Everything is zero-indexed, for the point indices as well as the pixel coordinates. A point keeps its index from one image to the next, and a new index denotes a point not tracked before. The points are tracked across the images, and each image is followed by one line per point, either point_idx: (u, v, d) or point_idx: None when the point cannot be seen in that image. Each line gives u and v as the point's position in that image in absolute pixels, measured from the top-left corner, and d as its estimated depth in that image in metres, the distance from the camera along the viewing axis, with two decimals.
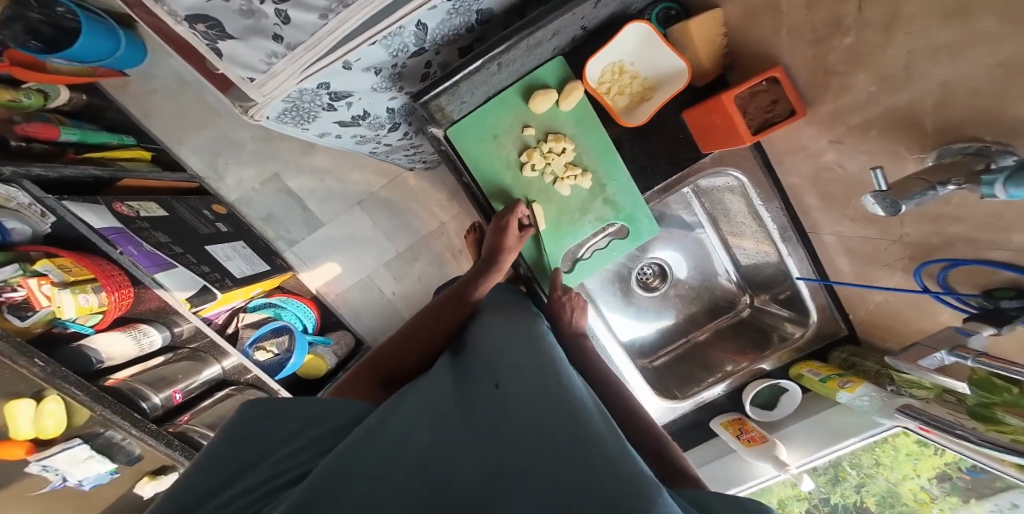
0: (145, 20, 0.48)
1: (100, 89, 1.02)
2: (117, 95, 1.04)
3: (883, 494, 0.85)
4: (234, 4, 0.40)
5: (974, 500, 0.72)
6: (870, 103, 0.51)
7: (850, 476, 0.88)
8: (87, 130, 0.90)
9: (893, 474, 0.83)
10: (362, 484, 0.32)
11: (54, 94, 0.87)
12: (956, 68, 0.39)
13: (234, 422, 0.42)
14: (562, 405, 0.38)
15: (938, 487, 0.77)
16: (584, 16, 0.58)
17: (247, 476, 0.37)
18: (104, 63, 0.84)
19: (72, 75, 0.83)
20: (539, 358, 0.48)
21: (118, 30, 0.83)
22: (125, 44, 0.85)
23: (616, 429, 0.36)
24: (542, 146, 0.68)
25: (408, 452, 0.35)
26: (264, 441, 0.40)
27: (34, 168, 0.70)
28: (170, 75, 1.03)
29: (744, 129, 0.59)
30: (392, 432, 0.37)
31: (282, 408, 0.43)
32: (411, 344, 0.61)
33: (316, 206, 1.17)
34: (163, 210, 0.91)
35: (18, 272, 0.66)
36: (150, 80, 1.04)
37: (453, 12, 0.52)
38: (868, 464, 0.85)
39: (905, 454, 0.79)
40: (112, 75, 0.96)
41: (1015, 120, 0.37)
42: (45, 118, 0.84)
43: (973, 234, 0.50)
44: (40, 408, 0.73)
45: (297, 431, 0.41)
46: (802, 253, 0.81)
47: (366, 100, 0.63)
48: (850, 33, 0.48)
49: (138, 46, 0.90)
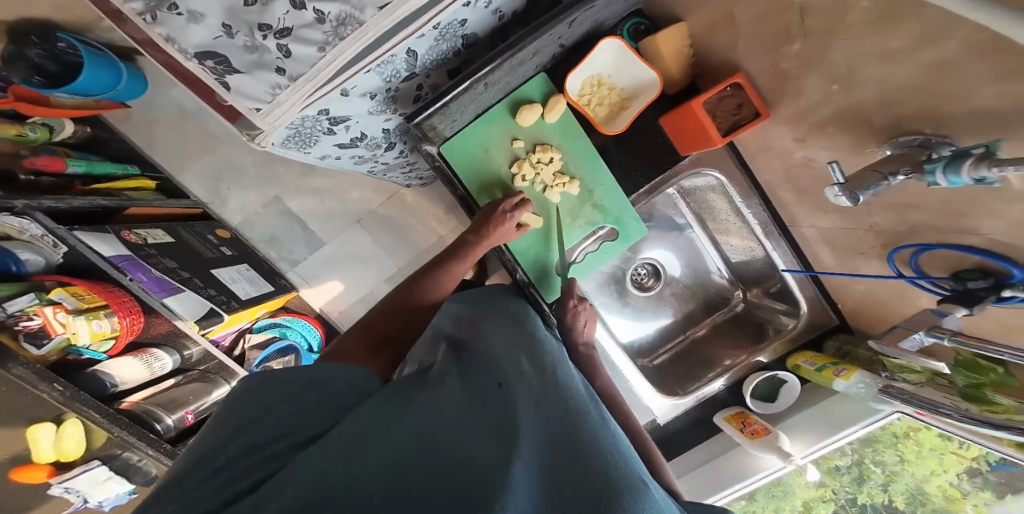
0: (158, 58, 0.52)
1: (104, 121, 1.06)
2: (121, 126, 1.08)
3: (913, 492, 0.83)
4: (240, 41, 0.45)
5: (1009, 496, 0.67)
6: (824, 103, 0.55)
7: (875, 474, 0.87)
8: (93, 161, 0.94)
9: (920, 471, 0.80)
10: (368, 462, 0.34)
11: (59, 128, 0.90)
12: (889, 68, 0.43)
13: (229, 394, 0.42)
14: (557, 411, 0.41)
15: (969, 482, 0.73)
16: (561, 36, 0.63)
17: (241, 439, 0.37)
18: (106, 97, 0.89)
19: (74, 108, 0.87)
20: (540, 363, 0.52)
21: (119, 63, 0.87)
22: (126, 77, 0.90)
23: (609, 439, 0.40)
24: (531, 157, 0.72)
25: (414, 439, 0.37)
26: (258, 408, 0.40)
27: (45, 200, 0.74)
28: (174, 106, 1.09)
29: (715, 131, 0.63)
30: (398, 420, 0.39)
31: (276, 378, 0.42)
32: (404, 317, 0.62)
33: (316, 226, 1.21)
34: (170, 236, 0.94)
35: (34, 302, 0.70)
36: (152, 111, 1.09)
37: (440, 39, 0.56)
38: (893, 461, 0.84)
39: (930, 449, 0.78)
40: (115, 107, 0.99)
41: (948, 113, 0.41)
42: (52, 151, 0.88)
43: (933, 220, 0.53)
44: (61, 431, 0.76)
45: (290, 398, 0.41)
46: (786, 246, 0.85)
47: (363, 123, 0.67)
48: (797, 41, 0.52)
49: (137, 77, 0.94)
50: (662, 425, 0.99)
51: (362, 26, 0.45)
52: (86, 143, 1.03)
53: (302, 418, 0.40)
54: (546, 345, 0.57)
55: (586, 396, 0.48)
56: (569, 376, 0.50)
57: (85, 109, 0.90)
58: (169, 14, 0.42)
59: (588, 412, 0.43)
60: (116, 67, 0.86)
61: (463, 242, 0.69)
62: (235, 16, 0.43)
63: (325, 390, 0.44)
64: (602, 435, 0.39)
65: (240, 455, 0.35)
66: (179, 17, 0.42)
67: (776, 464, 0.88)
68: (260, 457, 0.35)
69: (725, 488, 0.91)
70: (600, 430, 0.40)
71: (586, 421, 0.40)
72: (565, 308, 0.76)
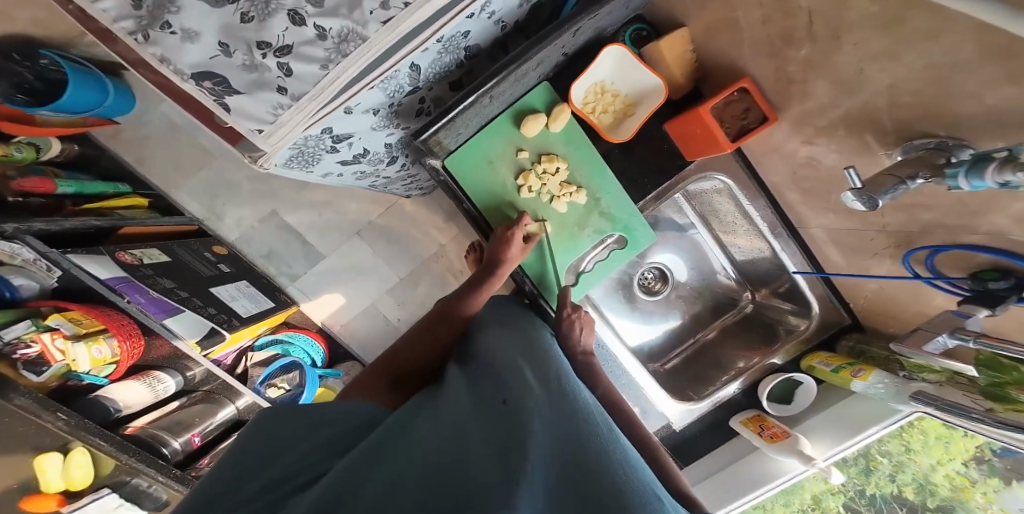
0: (151, 79, 0.51)
1: (93, 139, 1.04)
2: (110, 143, 1.05)
3: (921, 481, 0.82)
4: (238, 60, 0.44)
5: (1016, 482, 0.68)
6: (833, 106, 0.54)
7: (882, 464, 0.86)
8: (83, 181, 0.93)
9: (927, 461, 0.80)
10: (369, 496, 0.32)
11: (44, 147, 0.89)
12: (899, 70, 0.43)
13: (250, 428, 0.43)
14: (568, 441, 0.40)
15: (976, 470, 0.73)
16: (564, 45, 0.62)
17: (262, 476, 0.37)
18: (94, 113, 0.86)
19: (62, 126, 0.85)
20: (544, 378, 0.51)
21: (105, 79, 0.85)
22: (113, 92, 0.88)
23: (617, 454, 0.39)
24: (536, 168, 0.71)
25: (417, 464, 0.36)
26: (277, 446, 0.40)
27: (36, 223, 0.71)
28: (162, 120, 1.05)
29: (724, 137, 0.62)
30: (404, 446, 0.38)
31: (293, 414, 0.43)
32: (423, 347, 0.64)
33: (316, 240, 1.20)
34: (166, 255, 0.91)
35: (30, 328, 0.69)
36: (142, 126, 1.05)
37: (443, 51, 0.55)
38: (898, 451, 0.83)
39: (935, 438, 0.78)
40: (103, 124, 0.97)
41: (962, 114, 0.40)
42: (40, 171, 0.86)
43: (946, 220, 0.52)
44: (69, 460, 0.75)
45: (307, 433, 0.41)
46: (795, 247, 0.84)
47: (366, 138, 0.66)
48: (803, 45, 0.52)
49: (126, 93, 0.92)
50: (678, 430, 0.97)
51: (365, 42, 0.44)
52: (74, 162, 1.01)
53: (314, 450, 0.39)
54: (562, 369, 0.55)
55: (597, 415, 0.46)
56: (582, 400, 0.48)
57: (72, 127, 0.88)
58: (162, 33, 0.41)
59: (600, 436, 0.42)
60: (101, 83, 0.84)
61: (479, 274, 0.71)
62: (232, 34, 0.42)
63: (344, 424, 0.43)
64: (617, 465, 0.37)
65: (253, 497, 0.35)
66: (173, 36, 0.41)
67: (796, 468, 0.86)
68: (267, 498, 0.35)
69: (745, 495, 0.89)
70: (614, 460, 0.38)
71: (598, 450, 0.39)
72: (561, 319, 0.76)
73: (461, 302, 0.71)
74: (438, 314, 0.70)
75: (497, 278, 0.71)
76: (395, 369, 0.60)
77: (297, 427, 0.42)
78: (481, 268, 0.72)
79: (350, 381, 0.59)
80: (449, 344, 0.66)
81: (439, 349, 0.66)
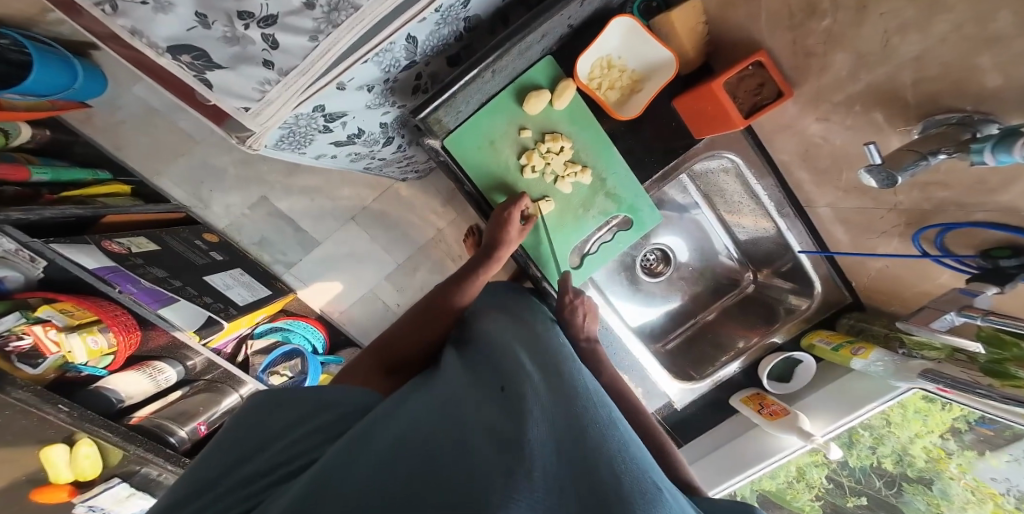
0: (122, 53, 0.47)
1: (64, 123, 0.97)
2: (82, 128, 0.99)
3: (898, 454, 0.86)
4: (217, 32, 0.40)
5: (989, 452, 0.72)
6: (851, 81, 0.52)
7: (864, 438, 0.88)
8: (58, 167, 0.88)
9: (906, 433, 0.83)
10: (357, 479, 0.31)
11: (15, 132, 0.83)
12: (927, 43, 0.41)
13: (243, 411, 0.41)
14: (569, 433, 0.38)
15: (954, 442, 0.77)
16: (570, 16, 0.59)
17: (254, 463, 0.36)
18: (62, 97, 0.82)
19: (30, 110, 0.80)
20: (545, 370, 0.49)
21: (72, 59, 0.81)
22: (83, 74, 0.84)
23: (617, 445, 0.38)
24: (540, 147, 0.69)
25: (411, 450, 0.34)
26: (269, 432, 0.39)
27: (12, 211, 0.64)
28: (137, 103, 0.99)
29: (736, 113, 0.60)
30: (395, 428, 0.36)
31: (289, 399, 0.41)
32: (423, 331, 0.63)
33: (309, 225, 1.16)
34: (155, 244, 0.86)
35: (20, 321, 0.67)
36: (117, 110, 0.99)
37: (441, 23, 0.52)
38: (880, 425, 0.85)
39: (914, 412, 0.80)
40: (75, 107, 0.92)
41: (990, 90, 0.39)
42: (11, 157, 0.81)
43: (963, 198, 0.51)
44: (75, 451, 0.75)
45: (302, 418, 0.40)
46: (801, 226, 0.83)
47: (360, 118, 0.63)
48: (826, 16, 0.49)
49: (96, 75, 0.88)
50: (678, 409, 0.98)
51: (357, 11, 0.41)
52: (47, 148, 0.95)
53: (305, 439, 0.37)
54: (564, 358, 0.54)
55: (598, 404, 0.45)
56: (585, 391, 0.46)
57: (41, 111, 0.82)
58: (131, 4, 0.37)
59: (601, 425, 0.40)
60: (69, 64, 0.80)
61: (478, 257, 0.70)
62: (209, 5, 0.38)
63: (340, 409, 0.41)
64: (617, 455, 0.36)
65: (242, 484, 0.34)
66: (143, 6, 0.37)
67: (794, 444, 0.88)
68: (252, 488, 0.33)
69: (739, 473, 0.92)
70: (617, 451, 0.36)
71: (600, 441, 0.37)
72: (563, 304, 0.76)
73: (462, 285, 0.69)
74: (433, 299, 0.67)
75: (496, 262, 0.70)
76: (391, 355, 0.58)
77: (290, 410, 0.40)
78: (479, 252, 0.70)
79: (346, 364, 0.57)
80: (447, 328, 0.65)
81: (439, 331, 0.65)
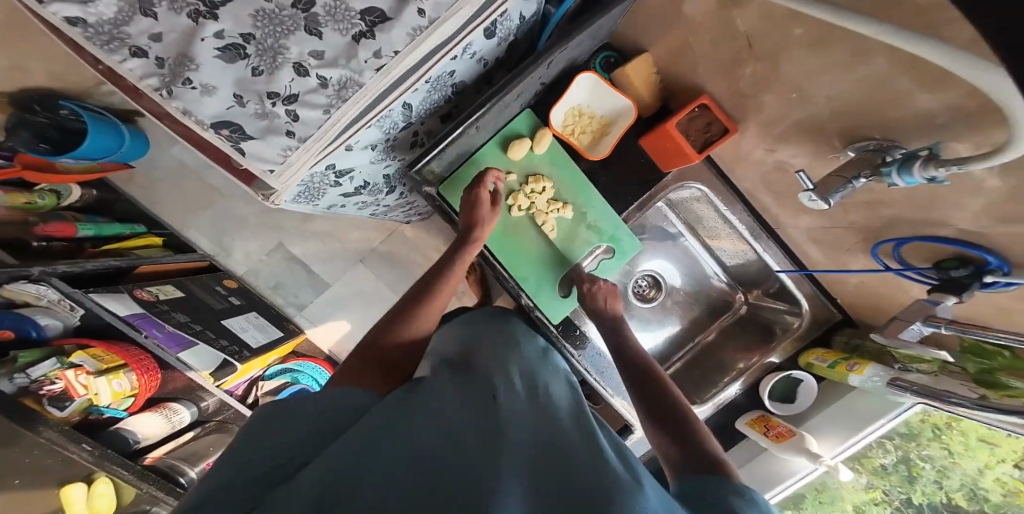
0: (177, 129, 0.57)
1: (109, 183, 1.10)
2: (125, 188, 1.12)
3: (972, 488, 0.75)
4: (250, 109, 0.49)
5: None
6: (782, 118, 0.60)
7: (925, 471, 0.83)
8: (101, 223, 0.98)
9: (972, 464, 0.75)
10: (369, 484, 0.33)
11: (66, 193, 0.95)
12: (830, 85, 0.49)
13: (251, 420, 0.43)
14: (550, 433, 0.41)
15: None
16: (540, 77, 0.69)
17: (261, 467, 0.38)
18: (111, 160, 0.94)
19: (80, 173, 0.91)
20: (531, 378, 0.52)
21: (119, 126, 0.93)
22: (129, 139, 0.96)
23: (598, 441, 0.41)
24: (525, 188, 0.77)
25: (419, 458, 0.36)
26: (275, 440, 0.40)
27: (61, 265, 0.80)
28: (173, 162, 1.12)
29: (690, 149, 0.68)
30: (400, 435, 0.39)
31: (293, 409, 0.43)
32: (402, 325, 0.63)
33: (320, 268, 1.24)
34: (180, 291, 0.98)
35: (55, 365, 0.72)
36: (155, 170, 1.12)
37: (433, 90, 0.61)
38: (940, 455, 0.80)
39: (977, 439, 0.74)
40: (121, 168, 1.04)
41: (891, 121, 0.45)
42: (59, 215, 0.92)
43: (906, 214, 0.56)
44: (92, 489, 0.79)
45: (307, 426, 0.42)
46: (776, 247, 0.89)
47: (366, 172, 0.72)
48: (750, 65, 0.58)
49: (140, 140, 1.01)
50: None
51: (361, 88, 0.49)
52: (92, 206, 1.07)
53: (312, 444, 0.41)
54: (549, 369, 0.57)
55: (580, 409, 0.48)
56: (569, 400, 0.50)
57: (91, 172, 0.94)
58: (184, 89, 0.47)
59: (584, 427, 0.43)
60: (117, 130, 0.92)
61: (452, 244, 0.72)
62: (245, 87, 0.48)
63: (342, 420, 0.45)
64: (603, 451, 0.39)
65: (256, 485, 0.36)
66: (193, 91, 0.48)
67: (805, 467, 0.88)
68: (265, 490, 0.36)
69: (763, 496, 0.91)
70: (603, 449, 0.39)
71: (582, 441, 0.40)
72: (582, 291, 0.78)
73: (432, 292, 0.68)
74: (415, 292, 0.68)
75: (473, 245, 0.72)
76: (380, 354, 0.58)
77: (297, 419, 0.42)
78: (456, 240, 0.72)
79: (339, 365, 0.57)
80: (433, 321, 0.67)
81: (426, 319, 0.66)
